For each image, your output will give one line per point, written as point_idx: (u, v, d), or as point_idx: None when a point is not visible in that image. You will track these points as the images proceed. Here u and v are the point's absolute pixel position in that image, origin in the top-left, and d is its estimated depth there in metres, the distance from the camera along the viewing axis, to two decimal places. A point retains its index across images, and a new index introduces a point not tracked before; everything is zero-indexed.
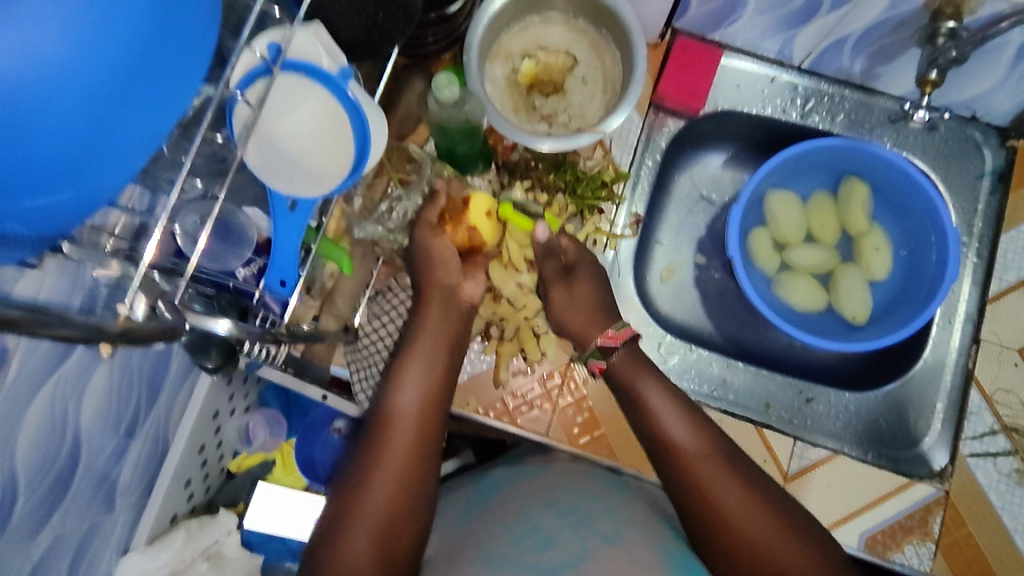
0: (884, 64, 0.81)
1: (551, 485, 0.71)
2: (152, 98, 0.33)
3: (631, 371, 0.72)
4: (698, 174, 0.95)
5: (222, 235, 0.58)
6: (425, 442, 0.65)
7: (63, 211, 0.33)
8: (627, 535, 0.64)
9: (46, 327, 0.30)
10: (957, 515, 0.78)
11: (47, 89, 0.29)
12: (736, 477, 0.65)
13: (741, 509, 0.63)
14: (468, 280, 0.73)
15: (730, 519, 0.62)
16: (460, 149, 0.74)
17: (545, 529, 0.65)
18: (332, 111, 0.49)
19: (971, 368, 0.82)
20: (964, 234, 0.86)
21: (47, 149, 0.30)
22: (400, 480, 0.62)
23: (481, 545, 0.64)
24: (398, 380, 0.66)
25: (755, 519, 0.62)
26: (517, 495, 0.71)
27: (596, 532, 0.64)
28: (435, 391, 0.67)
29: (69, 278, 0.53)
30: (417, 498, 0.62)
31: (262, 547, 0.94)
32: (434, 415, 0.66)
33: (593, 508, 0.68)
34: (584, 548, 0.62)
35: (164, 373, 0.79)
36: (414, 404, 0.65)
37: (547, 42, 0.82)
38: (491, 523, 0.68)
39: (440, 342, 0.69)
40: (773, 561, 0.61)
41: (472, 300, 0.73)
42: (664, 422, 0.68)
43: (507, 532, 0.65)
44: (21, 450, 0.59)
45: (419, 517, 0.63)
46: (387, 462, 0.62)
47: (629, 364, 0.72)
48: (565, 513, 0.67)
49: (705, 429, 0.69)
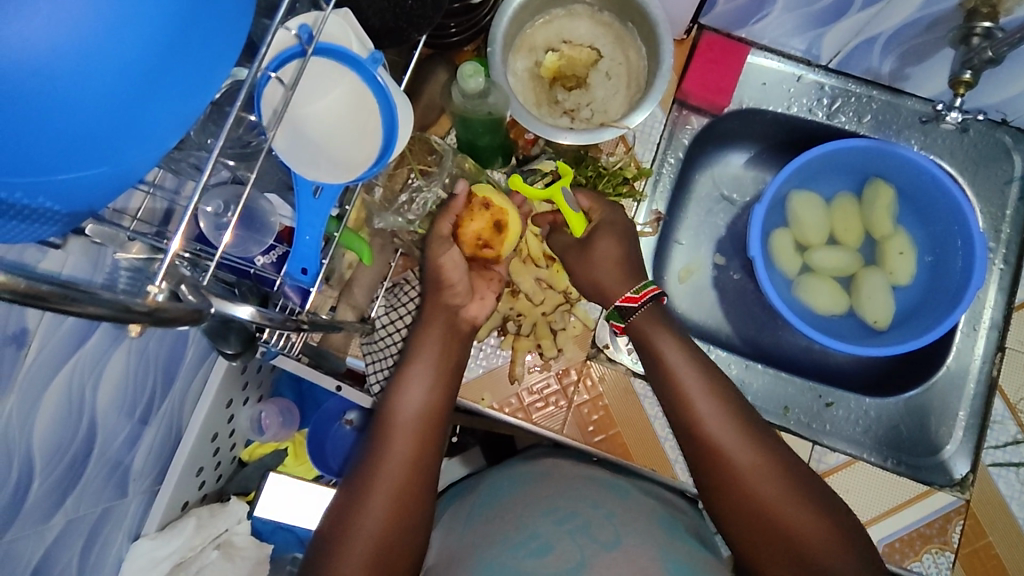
0: (914, 64, 0.79)
1: (551, 493, 0.70)
2: (189, 77, 0.32)
3: (650, 333, 0.70)
4: (719, 173, 0.94)
5: (245, 222, 0.57)
6: (427, 453, 0.64)
7: (93, 188, 0.32)
8: (626, 543, 0.64)
9: (74, 304, 0.30)
10: (977, 524, 0.77)
11: (89, 58, 0.28)
12: (756, 449, 0.64)
13: (751, 467, 0.63)
14: (475, 301, 0.72)
15: (745, 489, 0.62)
16: (481, 141, 0.73)
17: (544, 535, 0.65)
18: (359, 94, 0.48)
19: (995, 376, 0.81)
20: (992, 240, 0.85)
21: (83, 120, 0.29)
22: (402, 491, 0.62)
23: (481, 554, 0.64)
24: (396, 395, 0.66)
25: (759, 478, 0.62)
26: (515, 505, 0.70)
27: (594, 539, 0.64)
28: (437, 403, 0.67)
29: (90, 261, 0.53)
30: (418, 509, 0.62)
31: (272, 538, 0.94)
32: (436, 427, 0.66)
33: (593, 514, 0.67)
34: (582, 555, 0.62)
35: (179, 359, 0.79)
36: (415, 416, 0.65)
37: (571, 36, 0.81)
38: (493, 530, 0.67)
39: (440, 353, 0.69)
40: (778, 518, 0.61)
41: (476, 321, 0.72)
42: (678, 374, 0.68)
43: (504, 541, 0.65)
44: (38, 431, 0.59)
45: (419, 525, 0.62)
46: (387, 473, 0.62)
47: (647, 328, 0.71)
48: (565, 519, 0.66)
49: (728, 398, 0.67)
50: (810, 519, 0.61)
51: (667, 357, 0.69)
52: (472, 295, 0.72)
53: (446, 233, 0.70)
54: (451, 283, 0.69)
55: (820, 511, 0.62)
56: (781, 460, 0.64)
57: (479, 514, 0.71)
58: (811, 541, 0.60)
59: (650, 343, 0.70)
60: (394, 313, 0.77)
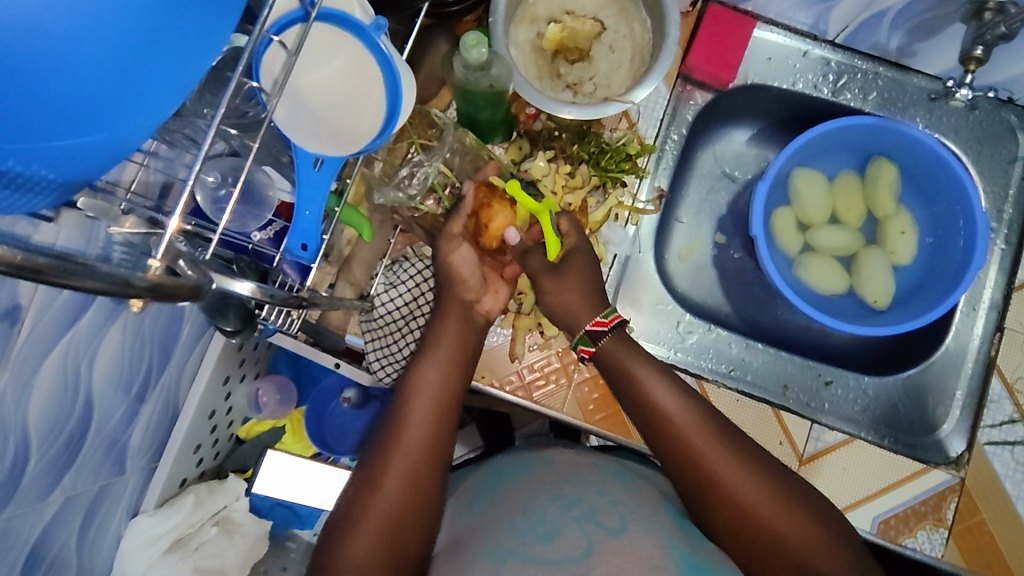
0: (922, 40, 0.78)
1: (547, 482, 0.71)
2: (189, 39, 0.31)
3: (625, 362, 0.70)
4: (721, 150, 0.93)
5: (244, 197, 0.56)
6: (435, 452, 0.64)
7: (88, 154, 0.31)
8: (632, 530, 0.63)
9: (73, 278, 0.29)
10: (971, 502, 0.77)
11: (82, 23, 0.27)
12: (738, 459, 0.64)
13: (743, 489, 0.63)
14: (489, 295, 0.73)
15: (732, 500, 0.63)
16: (482, 116, 0.72)
17: (550, 521, 0.64)
18: (362, 64, 0.47)
19: (993, 355, 0.81)
20: (994, 220, 0.84)
21: (81, 84, 0.28)
22: (411, 481, 0.62)
23: (488, 537, 0.64)
24: (411, 386, 0.66)
25: (758, 503, 0.62)
26: (521, 491, 0.70)
27: (601, 525, 0.64)
28: (448, 400, 0.66)
29: (83, 237, 0.52)
30: (427, 496, 0.62)
31: (270, 513, 0.97)
32: (448, 416, 0.66)
33: (599, 501, 0.67)
34: (589, 542, 0.62)
35: (175, 338, 0.77)
36: (427, 404, 0.65)
37: (574, 7, 0.79)
38: (501, 513, 0.68)
39: (455, 350, 0.68)
40: (774, 535, 0.61)
41: (489, 314, 0.74)
42: (659, 402, 0.67)
43: (511, 526, 0.65)
44: (34, 410, 0.58)
45: (427, 515, 0.62)
46: (398, 463, 0.62)
47: (622, 356, 0.70)
48: (571, 505, 0.66)
49: (710, 418, 0.67)
50: (795, 526, 0.61)
51: (644, 382, 0.69)
52: (485, 288, 0.73)
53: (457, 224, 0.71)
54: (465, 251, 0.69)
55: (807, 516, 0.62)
56: (771, 475, 0.64)
57: (484, 500, 0.71)
58: (796, 542, 0.61)
59: (625, 373, 0.69)
60: (394, 291, 0.75)
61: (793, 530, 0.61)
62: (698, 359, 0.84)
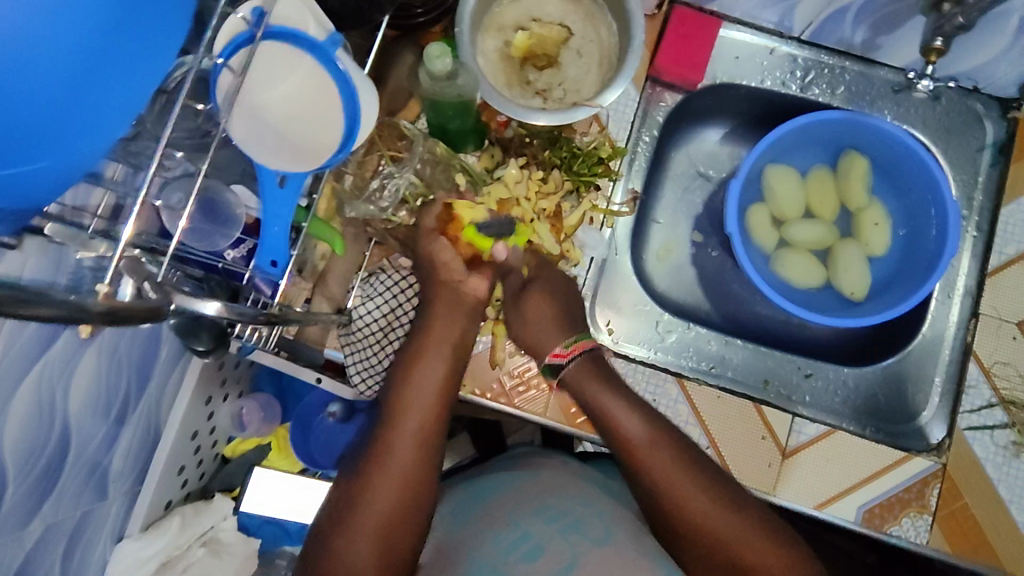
0: (886, 34, 0.79)
1: (544, 491, 0.71)
2: (135, 66, 0.31)
3: (585, 386, 0.70)
4: (695, 150, 0.94)
5: (211, 216, 0.57)
6: (426, 450, 0.64)
7: (38, 182, 0.31)
8: (615, 539, 0.65)
9: (27, 308, 0.29)
10: (953, 487, 0.78)
11: (22, 59, 0.27)
12: (710, 489, 0.64)
13: (709, 517, 0.63)
14: (474, 277, 0.71)
15: (699, 526, 0.63)
16: (452, 126, 0.72)
17: (534, 537, 0.65)
18: (318, 78, 0.47)
19: (970, 341, 0.82)
20: (965, 207, 0.85)
21: (27, 117, 0.28)
22: (403, 484, 0.62)
23: (471, 553, 0.65)
24: (403, 383, 0.67)
25: (725, 528, 0.62)
26: (505, 501, 0.71)
27: (586, 536, 0.65)
28: (441, 397, 0.67)
29: (48, 262, 0.52)
30: (418, 499, 0.63)
31: (260, 531, 0.94)
32: (435, 424, 0.66)
33: (583, 512, 0.68)
34: (572, 555, 0.63)
35: (153, 359, 0.77)
36: (419, 404, 0.66)
37: (540, 14, 0.79)
38: (484, 526, 0.68)
39: (445, 345, 0.69)
40: (741, 559, 0.61)
41: (477, 294, 0.72)
42: (620, 423, 0.67)
43: (496, 539, 0.66)
44: (8, 440, 0.58)
45: (418, 518, 0.63)
46: (388, 470, 0.62)
47: (581, 380, 0.70)
48: (556, 518, 0.67)
49: (675, 443, 0.67)
50: (762, 548, 0.62)
51: (607, 404, 0.68)
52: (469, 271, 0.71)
53: (432, 227, 0.71)
54: (445, 262, 0.70)
55: (775, 541, 0.62)
56: (738, 502, 0.64)
57: (472, 508, 0.71)
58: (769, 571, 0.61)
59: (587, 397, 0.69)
60: (371, 303, 0.76)
61: (761, 555, 0.61)
62: (677, 357, 0.85)
